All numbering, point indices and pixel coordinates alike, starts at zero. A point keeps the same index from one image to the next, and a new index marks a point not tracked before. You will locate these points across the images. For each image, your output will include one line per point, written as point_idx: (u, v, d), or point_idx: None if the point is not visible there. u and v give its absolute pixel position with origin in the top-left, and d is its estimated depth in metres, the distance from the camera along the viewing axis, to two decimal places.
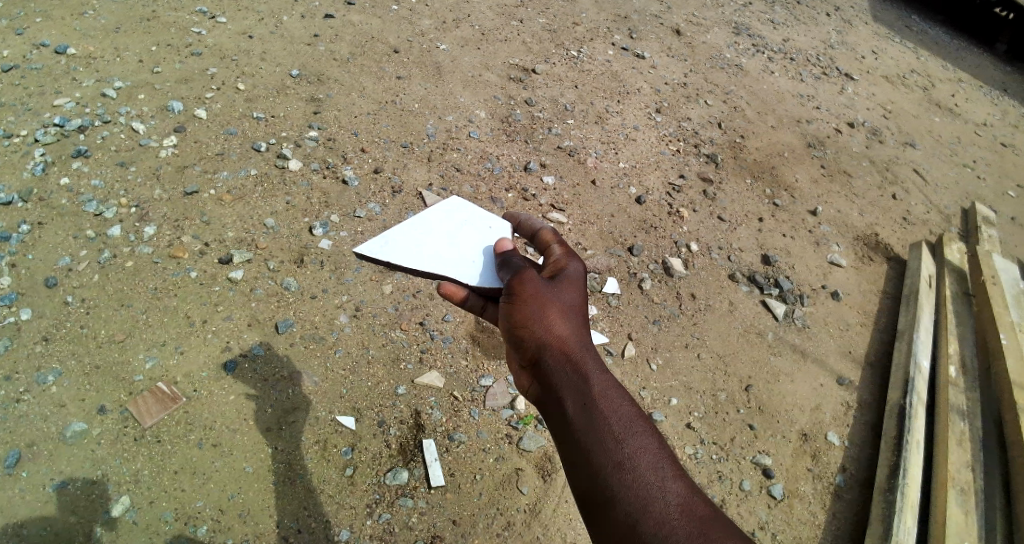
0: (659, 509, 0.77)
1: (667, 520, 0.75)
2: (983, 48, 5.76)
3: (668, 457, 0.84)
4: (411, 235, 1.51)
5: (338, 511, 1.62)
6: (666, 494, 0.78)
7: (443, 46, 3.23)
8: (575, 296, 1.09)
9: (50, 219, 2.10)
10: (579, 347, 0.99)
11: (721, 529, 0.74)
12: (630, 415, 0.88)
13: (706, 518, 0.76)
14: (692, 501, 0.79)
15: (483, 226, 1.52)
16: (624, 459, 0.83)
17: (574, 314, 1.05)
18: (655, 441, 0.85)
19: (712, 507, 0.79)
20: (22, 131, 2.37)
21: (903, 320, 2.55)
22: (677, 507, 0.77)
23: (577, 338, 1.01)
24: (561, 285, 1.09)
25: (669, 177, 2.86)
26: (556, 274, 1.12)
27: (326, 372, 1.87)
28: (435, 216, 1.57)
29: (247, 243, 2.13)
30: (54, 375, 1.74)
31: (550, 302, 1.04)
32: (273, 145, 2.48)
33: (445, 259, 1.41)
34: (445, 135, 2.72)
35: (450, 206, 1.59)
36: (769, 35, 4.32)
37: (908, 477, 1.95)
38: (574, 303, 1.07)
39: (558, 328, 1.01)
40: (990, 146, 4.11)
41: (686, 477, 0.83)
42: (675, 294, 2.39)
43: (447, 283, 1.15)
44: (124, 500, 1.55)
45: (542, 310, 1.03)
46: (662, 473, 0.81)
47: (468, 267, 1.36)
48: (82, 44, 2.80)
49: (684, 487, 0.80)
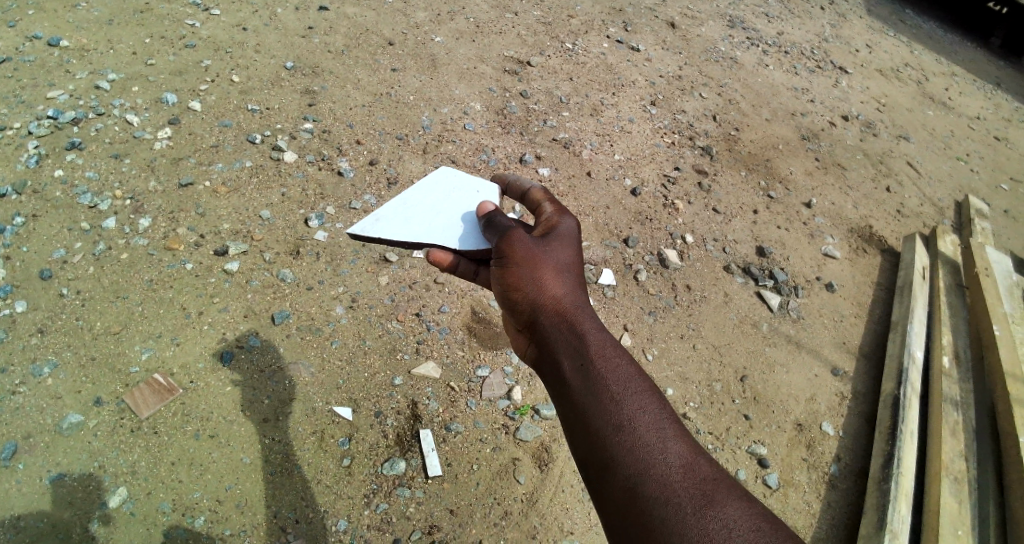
0: (660, 471, 0.77)
1: (668, 482, 0.76)
2: (977, 42, 5.78)
3: (669, 417, 0.85)
4: (403, 208, 1.53)
5: (336, 501, 1.62)
6: (666, 455, 0.79)
7: (438, 39, 3.22)
8: (568, 256, 1.11)
9: (44, 212, 2.09)
10: (574, 308, 1.01)
11: (722, 490, 0.76)
12: (629, 376, 0.89)
13: (708, 479, 0.77)
14: (694, 460, 0.79)
15: (472, 192, 1.55)
16: (624, 421, 0.83)
17: (568, 275, 1.06)
18: (655, 402, 0.86)
19: (715, 467, 0.80)
20: (14, 123, 2.35)
21: (897, 311, 2.57)
22: (678, 468, 0.78)
23: (572, 299, 1.03)
24: (553, 246, 1.10)
25: (664, 169, 2.87)
26: (548, 235, 1.14)
27: (322, 363, 1.87)
28: (424, 184, 1.58)
29: (242, 235, 2.13)
30: (50, 367, 1.74)
31: (543, 265, 1.06)
32: (268, 138, 2.47)
33: (438, 229, 1.44)
34: (440, 127, 2.71)
35: (436, 174, 1.61)
36: (764, 28, 4.32)
37: (902, 466, 1.97)
38: (567, 264, 1.09)
39: (553, 290, 1.03)
40: (983, 139, 4.13)
41: (688, 437, 0.84)
42: (671, 285, 2.40)
43: (435, 251, 1.26)
44: (121, 492, 1.55)
45: (537, 272, 1.05)
46: (663, 434, 0.82)
47: (461, 234, 1.40)
48: (75, 36, 2.78)
49: (685, 447, 0.81)
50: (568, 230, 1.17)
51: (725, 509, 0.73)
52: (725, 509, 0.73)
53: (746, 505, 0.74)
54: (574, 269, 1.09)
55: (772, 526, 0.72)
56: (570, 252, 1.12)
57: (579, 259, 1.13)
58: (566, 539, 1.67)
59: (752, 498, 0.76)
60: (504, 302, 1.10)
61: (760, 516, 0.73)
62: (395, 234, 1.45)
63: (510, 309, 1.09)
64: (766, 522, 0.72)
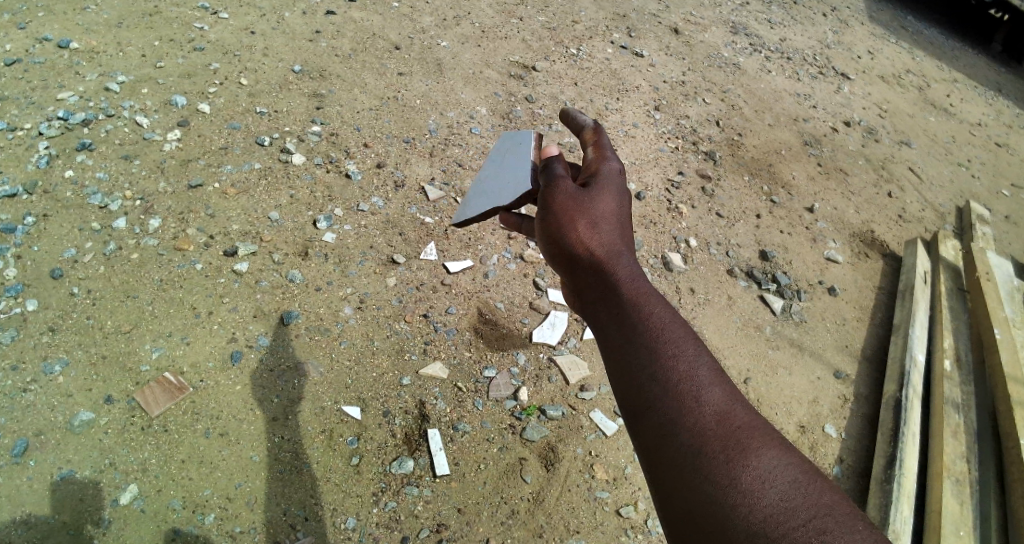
0: (694, 421, 0.77)
1: (701, 432, 0.76)
2: (978, 47, 5.83)
3: (707, 364, 0.84)
4: (476, 190, 1.67)
5: (345, 499, 1.64)
6: (700, 404, 0.78)
7: (444, 44, 3.25)
8: (608, 203, 1.12)
9: (55, 212, 2.11)
10: (610, 255, 1.02)
11: (759, 441, 0.75)
12: (665, 323, 0.89)
13: (743, 429, 0.76)
14: (730, 409, 0.78)
15: (522, 144, 1.62)
16: (658, 370, 0.83)
17: (605, 223, 1.08)
18: (692, 350, 0.85)
19: (753, 417, 0.79)
20: (25, 124, 2.37)
21: (899, 315, 2.59)
22: (713, 418, 0.77)
23: (609, 244, 1.04)
24: (594, 195, 1.13)
25: (668, 173, 2.90)
26: (589, 185, 1.15)
27: (331, 363, 1.89)
28: (488, 165, 1.72)
29: (252, 236, 2.15)
30: (61, 365, 1.76)
31: (579, 215, 1.09)
32: (277, 140, 2.50)
33: (501, 186, 1.51)
34: (447, 130, 2.74)
35: (495, 149, 1.75)
36: (766, 34, 4.36)
37: (905, 467, 1.99)
38: (605, 213, 1.10)
39: (588, 239, 1.05)
40: (984, 145, 4.16)
41: (727, 384, 0.82)
42: (675, 288, 2.42)
43: (505, 217, 1.33)
44: (132, 489, 1.57)
45: (572, 223, 1.08)
46: (698, 383, 0.81)
47: (518, 181, 1.44)
48: (85, 39, 2.81)
49: (722, 395, 0.80)
50: (612, 175, 1.19)
51: (758, 459, 0.72)
52: (758, 460, 0.72)
53: (782, 455, 0.73)
54: (614, 216, 1.11)
55: (809, 478, 0.71)
56: (611, 198, 1.14)
57: (622, 204, 1.14)
58: (572, 538, 1.68)
59: (791, 447, 0.75)
60: (546, 253, 1.13)
61: (797, 468, 0.72)
62: (474, 209, 1.55)
63: (552, 259, 1.11)
64: (802, 473, 0.71)
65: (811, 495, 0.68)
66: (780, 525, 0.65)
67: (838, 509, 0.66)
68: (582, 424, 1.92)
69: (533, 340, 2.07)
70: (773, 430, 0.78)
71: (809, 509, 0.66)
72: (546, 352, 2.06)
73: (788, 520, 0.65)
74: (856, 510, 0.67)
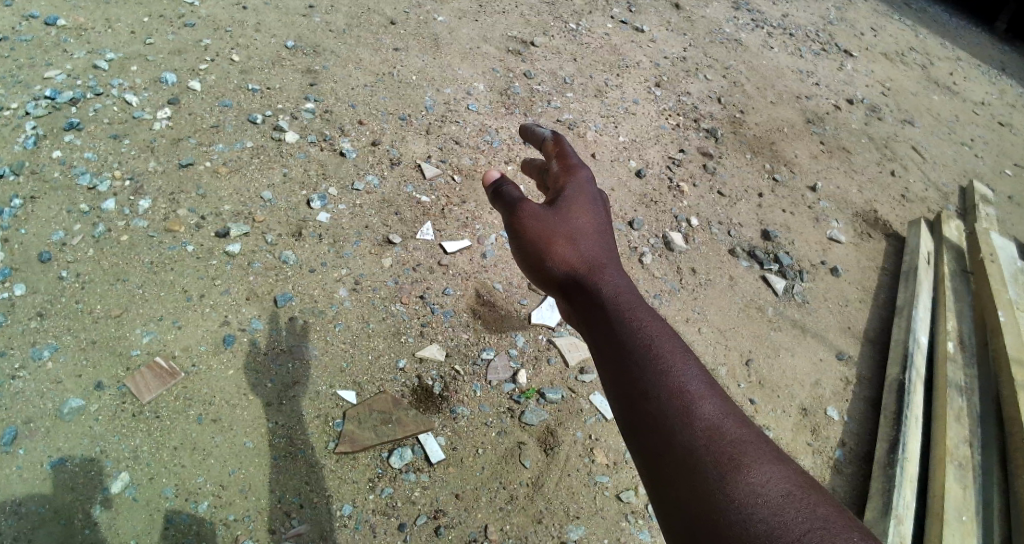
0: (684, 437, 0.73)
1: (693, 449, 0.72)
2: (981, 25, 5.72)
3: (698, 377, 0.80)
4: None
5: (340, 486, 1.61)
6: (692, 419, 0.75)
7: (441, 18, 3.16)
8: (584, 218, 1.07)
9: (42, 194, 2.05)
10: (594, 272, 0.98)
11: (753, 453, 0.71)
12: (653, 337, 0.85)
13: (736, 442, 0.72)
14: (723, 422, 0.75)
15: None
16: (648, 387, 0.80)
17: (584, 239, 1.03)
18: (680, 364, 0.81)
19: (748, 428, 0.75)
20: (12, 104, 2.29)
21: (902, 296, 2.55)
22: (706, 432, 0.73)
23: (590, 260, 1.00)
24: (565, 209, 1.08)
25: (669, 151, 2.83)
26: (560, 201, 1.09)
27: (326, 346, 1.85)
28: None
29: (244, 217, 2.09)
30: (50, 350, 1.72)
31: (555, 236, 1.03)
32: (269, 117, 2.43)
33: None
34: (444, 107, 2.67)
35: None
36: (769, 10, 4.26)
37: (907, 451, 1.97)
38: (582, 228, 1.05)
39: (569, 260, 1.00)
40: (988, 124, 4.08)
41: (720, 397, 0.79)
42: (676, 268, 2.37)
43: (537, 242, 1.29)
44: (124, 477, 1.54)
45: (550, 245, 1.03)
46: (688, 397, 0.77)
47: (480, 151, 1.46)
48: (73, 16, 2.71)
49: (714, 408, 0.76)
50: (582, 184, 1.13)
51: (752, 474, 0.68)
52: (751, 475, 0.68)
53: (777, 467, 0.69)
54: (593, 230, 1.06)
55: (804, 491, 0.67)
56: (584, 211, 1.09)
57: (597, 216, 1.09)
58: (572, 524, 1.66)
59: (786, 458, 0.72)
60: (532, 279, 1.07)
61: (793, 481, 0.68)
62: None
63: (540, 284, 1.06)
64: (797, 487, 0.67)
65: (807, 507, 0.64)
66: (777, 540, 0.61)
67: (834, 521, 0.62)
68: (582, 407, 1.89)
69: (532, 322, 2.04)
70: (768, 442, 0.74)
71: (805, 521, 0.62)
72: (545, 334, 2.03)
73: (785, 535, 0.62)
74: (854, 521, 0.63)
